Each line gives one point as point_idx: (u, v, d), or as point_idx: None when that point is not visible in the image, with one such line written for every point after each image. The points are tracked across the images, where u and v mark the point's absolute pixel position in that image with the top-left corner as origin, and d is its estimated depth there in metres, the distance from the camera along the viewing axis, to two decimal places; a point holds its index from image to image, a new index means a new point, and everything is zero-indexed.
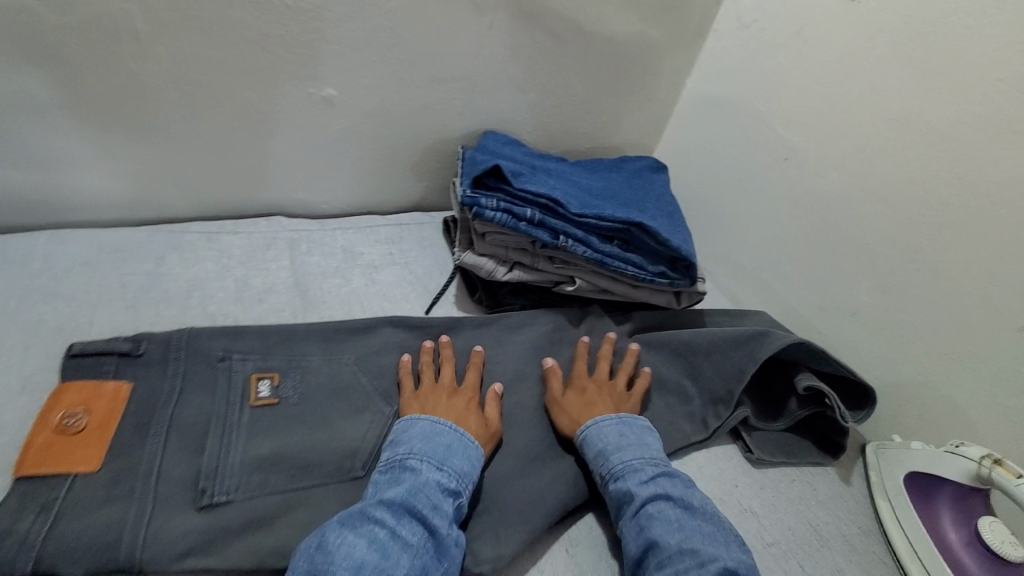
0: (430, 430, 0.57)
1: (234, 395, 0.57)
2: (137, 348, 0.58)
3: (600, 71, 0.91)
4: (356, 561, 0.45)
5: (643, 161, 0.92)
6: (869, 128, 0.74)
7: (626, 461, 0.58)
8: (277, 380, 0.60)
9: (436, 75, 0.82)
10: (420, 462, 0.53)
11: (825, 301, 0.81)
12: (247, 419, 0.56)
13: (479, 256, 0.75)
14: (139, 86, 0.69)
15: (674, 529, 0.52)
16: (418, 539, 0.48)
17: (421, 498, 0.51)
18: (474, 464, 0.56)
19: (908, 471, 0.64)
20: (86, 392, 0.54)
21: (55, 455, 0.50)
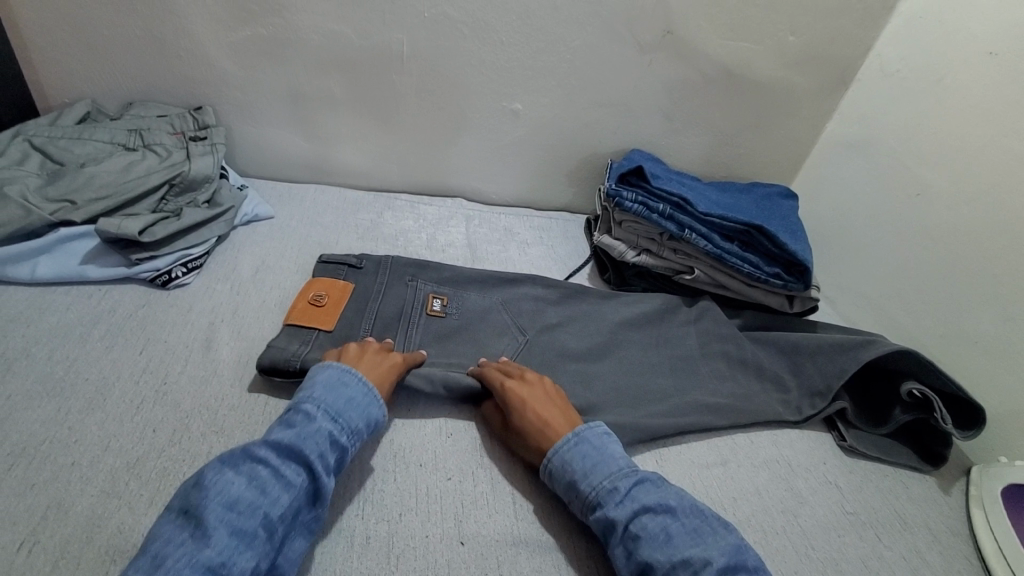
0: (338, 380, 0.59)
1: (416, 306, 0.76)
2: (359, 264, 0.80)
3: (742, 109, 1.05)
4: (230, 498, 0.47)
5: (774, 189, 1.01)
6: (1004, 165, 0.78)
7: (594, 481, 0.56)
8: (446, 301, 0.78)
9: (600, 100, 1.02)
10: (314, 408, 0.56)
11: (947, 330, 0.84)
12: (424, 323, 0.74)
13: (614, 240, 0.91)
14: (393, 92, 0.98)
15: (664, 545, 0.51)
16: (299, 482, 0.51)
17: (309, 442, 0.53)
18: (373, 418, 0.59)
19: (1006, 484, 0.66)
20: (327, 283, 0.75)
21: (306, 317, 0.70)
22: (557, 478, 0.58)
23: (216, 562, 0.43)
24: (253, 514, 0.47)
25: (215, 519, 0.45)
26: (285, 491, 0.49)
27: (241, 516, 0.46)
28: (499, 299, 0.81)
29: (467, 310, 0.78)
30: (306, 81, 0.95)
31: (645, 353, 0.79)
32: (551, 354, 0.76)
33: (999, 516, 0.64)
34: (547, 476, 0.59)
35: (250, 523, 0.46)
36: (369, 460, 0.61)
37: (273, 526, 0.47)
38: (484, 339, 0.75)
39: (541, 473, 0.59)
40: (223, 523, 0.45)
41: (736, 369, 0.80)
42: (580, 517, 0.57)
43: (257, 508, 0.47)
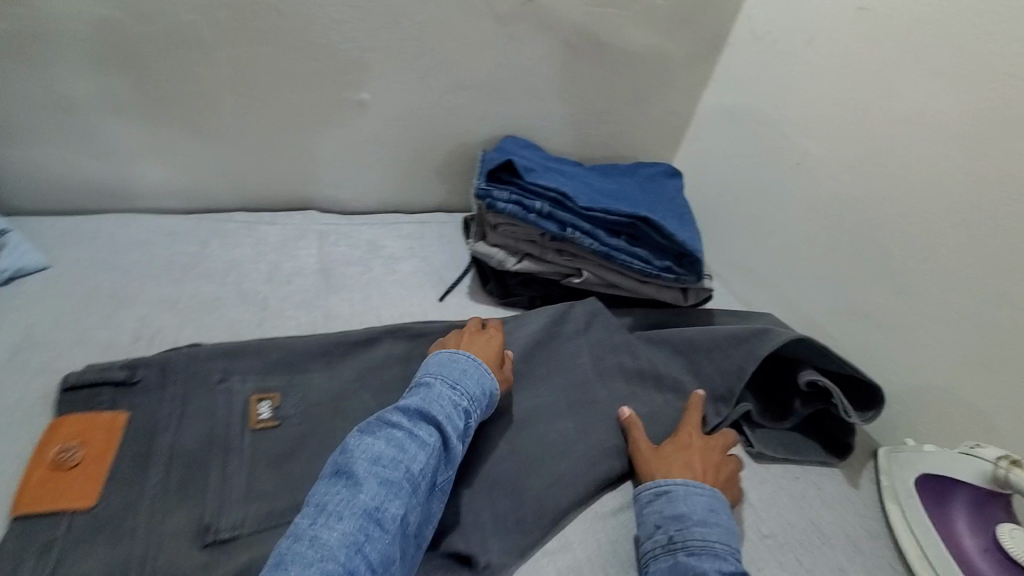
0: (449, 358, 0.62)
1: (233, 419, 0.56)
2: (130, 376, 0.57)
3: (618, 82, 0.95)
4: (374, 455, 0.49)
5: (659, 168, 0.95)
6: (880, 130, 0.74)
7: (710, 538, 0.52)
8: (277, 400, 0.58)
9: (461, 82, 0.88)
10: (434, 380, 0.58)
11: (839, 305, 0.81)
12: (248, 446, 0.54)
13: (491, 247, 0.79)
14: (198, 89, 0.78)
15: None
16: (433, 441, 0.52)
17: (435, 406, 0.55)
18: (485, 387, 0.60)
19: (919, 473, 0.62)
20: (82, 424, 0.53)
21: (51, 492, 0.48)
22: (667, 503, 0.56)
23: (373, 506, 0.46)
24: (397, 468, 0.49)
25: (365, 472, 0.48)
26: (422, 449, 0.51)
27: (388, 470, 0.49)
28: (354, 341, 0.66)
29: (315, 362, 0.63)
30: (72, 84, 0.73)
31: (537, 381, 0.69)
32: None
33: (917, 514, 0.61)
34: (656, 492, 0.57)
35: (395, 475, 0.48)
36: None
37: (416, 479, 0.49)
38: (338, 405, 0.60)
39: (654, 484, 0.57)
40: (373, 476, 0.48)
41: (636, 383, 0.72)
42: (660, 550, 0.53)
43: (399, 462, 0.49)
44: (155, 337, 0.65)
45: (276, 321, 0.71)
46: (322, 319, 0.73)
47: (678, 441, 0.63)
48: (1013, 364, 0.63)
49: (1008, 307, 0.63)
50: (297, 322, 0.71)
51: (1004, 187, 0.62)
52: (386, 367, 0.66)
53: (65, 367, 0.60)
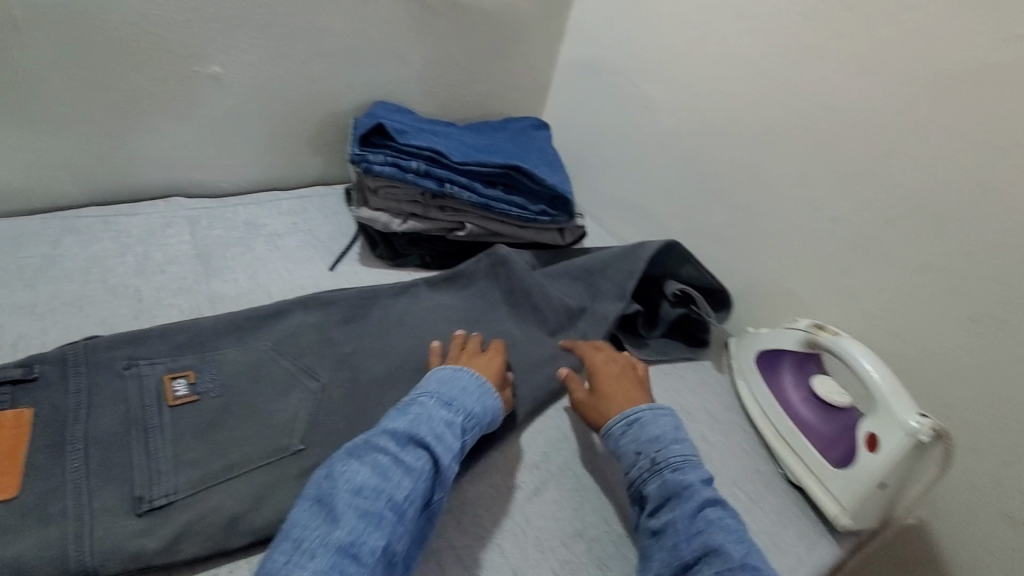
0: (451, 375, 0.60)
1: (150, 400, 0.55)
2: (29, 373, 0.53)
3: (478, 41, 0.99)
4: (357, 484, 0.48)
5: (527, 121, 1.01)
6: (704, 70, 0.85)
7: (685, 454, 0.58)
8: (192, 377, 0.58)
9: (321, 49, 0.87)
10: (427, 399, 0.56)
11: (688, 227, 0.93)
12: (170, 422, 0.54)
13: (374, 211, 0.81)
14: (17, 73, 0.70)
15: (732, 539, 0.52)
16: (420, 465, 0.51)
17: (423, 427, 0.53)
18: (484, 405, 0.59)
19: (757, 351, 0.75)
20: None
21: None
22: (640, 429, 0.60)
23: (349, 541, 0.44)
24: (380, 497, 0.47)
25: (345, 504, 0.46)
26: (408, 475, 0.49)
27: (369, 500, 0.47)
28: (246, 318, 0.66)
29: (206, 342, 0.62)
30: None
31: (435, 330, 0.73)
32: (330, 364, 0.65)
33: (758, 384, 0.73)
34: (625, 423, 0.61)
35: (376, 506, 0.47)
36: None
37: (400, 508, 0.48)
38: (238, 378, 0.60)
39: (624, 415, 0.62)
40: (352, 507, 0.46)
41: (525, 317, 0.79)
42: (646, 473, 0.58)
43: (382, 491, 0.48)
44: (17, 346, 0.60)
45: (155, 311, 0.68)
46: (207, 303, 0.71)
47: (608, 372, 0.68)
48: (816, 254, 0.76)
49: (810, 205, 0.75)
50: (180, 309, 0.69)
51: (794, 109, 0.75)
52: (284, 338, 0.66)
53: None
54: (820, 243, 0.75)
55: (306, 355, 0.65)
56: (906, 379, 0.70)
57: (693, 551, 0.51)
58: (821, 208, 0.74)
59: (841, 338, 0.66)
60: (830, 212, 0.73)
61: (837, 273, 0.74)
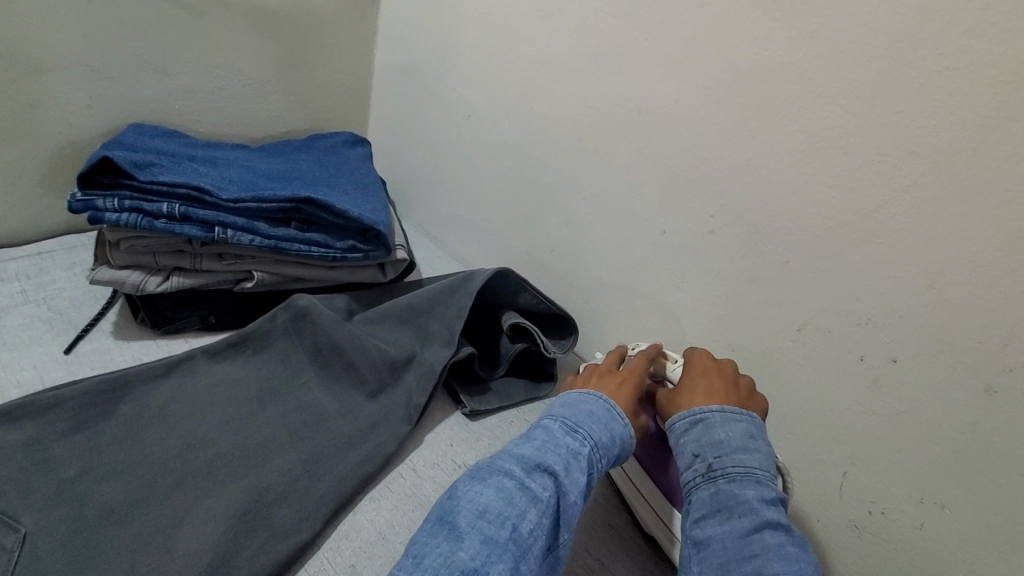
0: (579, 399, 0.54)
1: None
2: None
3: (264, 45, 0.83)
4: (479, 507, 0.43)
5: (338, 138, 0.87)
6: (521, 74, 0.76)
7: (751, 463, 0.48)
8: None
9: (30, 61, 0.66)
10: (551, 423, 0.51)
11: (528, 247, 0.84)
12: None
13: (120, 270, 0.62)
14: None
15: (795, 572, 0.42)
16: (547, 495, 0.44)
17: (553, 453, 0.47)
18: (615, 433, 0.52)
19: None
20: None
21: None
22: (705, 431, 0.51)
23: (471, 568, 0.39)
24: (504, 524, 0.42)
25: (467, 527, 0.41)
26: (534, 504, 0.43)
27: (491, 526, 0.41)
28: None
29: None
30: None
31: (208, 418, 0.57)
32: (39, 499, 0.47)
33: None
34: (692, 420, 0.53)
35: (501, 534, 0.41)
36: None
37: (523, 542, 0.41)
38: None
39: (689, 411, 0.54)
40: (475, 531, 0.41)
41: (337, 381, 0.65)
42: (699, 478, 0.49)
43: (507, 519, 0.42)
44: None
45: None
46: None
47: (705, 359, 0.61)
48: (652, 271, 0.70)
49: (641, 219, 0.69)
50: None
51: (613, 116, 0.69)
52: None
53: None
54: (654, 258, 0.70)
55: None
56: None
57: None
58: (650, 221, 0.69)
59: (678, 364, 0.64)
60: (658, 225, 0.68)
61: (672, 289, 0.69)
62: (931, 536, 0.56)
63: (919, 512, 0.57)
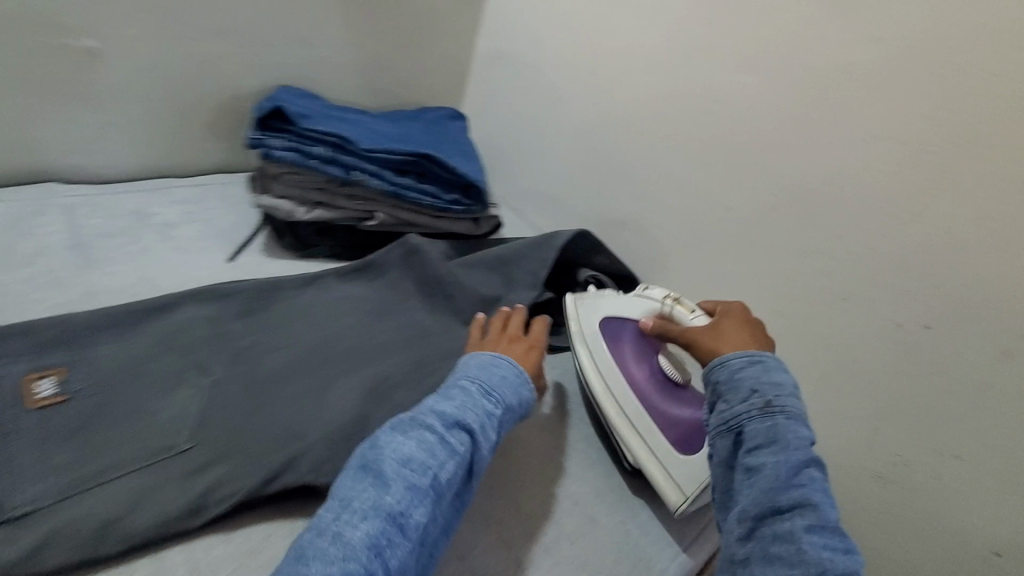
0: (492, 361, 0.61)
1: (5, 402, 0.50)
2: None
3: (389, 27, 0.97)
4: (404, 456, 0.49)
5: (442, 112, 1.00)
6: (609, 65, 0.87)
7: (802, 406, 0.53)
8: (62, 375, 0.54)
9: (215, 27, 0.81)
10: (468, 385, 0.57)
11: (600, 218, 0.95)
12: (31, 424, 0.50)
13: (277, 199, 0.77)
14: None
15: (829, 500, 0.48)
16: (463, 450, 0.51)
17: (469, 413, 0.54)
18: (523, 398, 0.60)
19: (608, 320, 0.75)
20: None
21: None
22: (764, 371, 0.55)
23: (398, 510, 0.46)
24: (425, 472, 0.48)
25: (393, 474, 0.47)
26: (452, 457, 0.50)
27: (414, 474, 0.48)
28: (129, 314, 0.60)
29: (89, 338, 0.57)
30: None
31: (341, 321, 0.71)
32: (223, 358, 0.61)
33: (604, 351, 0.73)
34: (750, 360, 0.56)
35: (422, 481, 0.48)
36: None
37: (441, 488, 0.49)
38: (126, 376, 0.56)
39: (750, 352, 0.56)
40: (401, 478, 0.47)
41: (439, 308, 0.77)
42: (756, 411, 0.52)
43: (428, 468, 0.49)
44: None
45: (19, 305, 0.62)
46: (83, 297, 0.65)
47: (738, 314, 0.63)
48: (713, 242, 0.80)
49: (707, 196, 0.80)
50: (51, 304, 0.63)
51: (691, 104, 0.79)
52: (174, 334, 0.61)
53: None
54: (716, 231, 0.80)
55: (197, 350, 0.61)
56: (791, 354, 0.76)
57: (789, 502, 0.47)
58: (716, 198, 0.79)
59: (696, 313, 0.67)
60: (723, 201, 0.78)
61: (730, 259, 0.79)
62: (945, 484, 0.65)
63: (937, 463, 0.65)
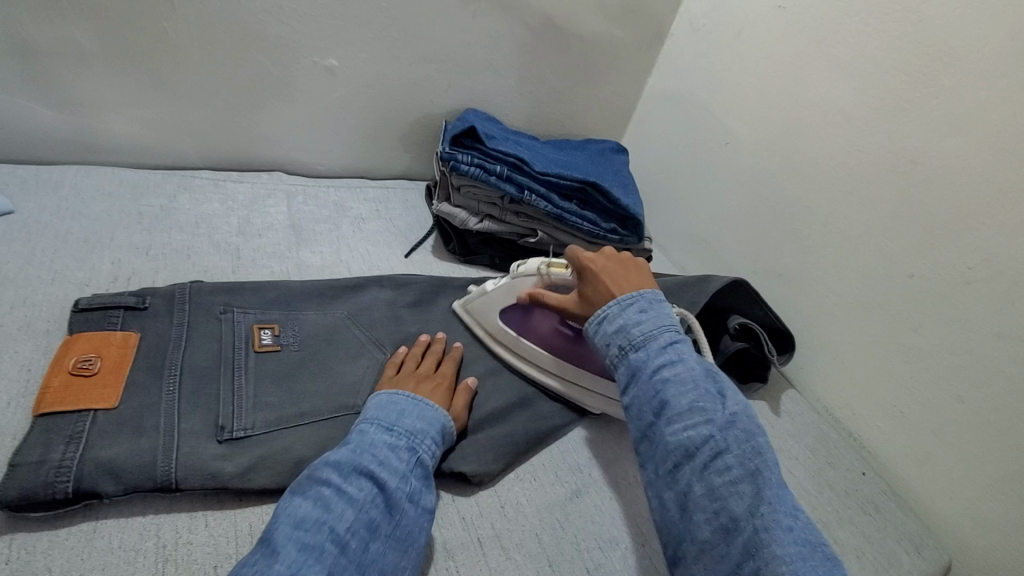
0: (388, 399, 0.57)
1: (237, 343, 0.61)
2: (142, 303, 0.60)
3: (571, 63, 1.03)
4: (298, 517, 0.44)
5: (606, 144, 1.04)
6: (789, 114, 0.86)
7: (648, 327, 0.54)
8: (277, 329, 0.63)
9: (426, 54, 0.92)
10: (366, 427, 0.53)
11: (756, 266, 0.93)
12: (254, 365, 0.59)
13: (454, 207, 0.86)
14: (165, 46, 0.78)
15: (689, 392, 0.49)
16: (365, 494, 0.47)
17: (367, 455, 0.50)
18: (430, 424, 0.56)
19: (496, 313, 0.72)
20: (96, 340, 0.55)
21: (72, 394, 0.51)
22: (608, 321, 0.56)
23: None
24: (321, 529, 0.44)
25: (284, 538, 0.43)
26: (351, 505, 0.46)
27: (308, 534, 0.43)
28: (332, 289, 0.71)
29: (299, 303, 0.68)
30: (31, 31, 0.71)
31: None
32: (397, 339, 0.69)
33: (512, 340, 0.71)
34: (597, 320, 0.57)
35: (318, 538, 0.43)
36: (172, 504, 0.50)
37: (343, 541, 0.44)
38: (325, 340, 0.65)
39: (594, 314, 0.58)
40: (292, 540, 0.43)
41: None
42: (615, 358, 0.55)
43: (324, 524, 0.44)
44: (133, 278, 0.68)
45: (250, 268, 0.75)
46: (295, 269, 0.77)
47: (602, 267, 0.62)
48: (887, 309, 0.74)
49: (888, 259, 0.74)
50: (271, 270, 0.76)
51: (882, 163, 0.75)
52: (362, 312, 0.70)
53: (50, 306, 0.62)
54: (895, 299, 0.74)
55: (379, 330, 0.69)
56: (972, 448, 0.67)
57: (650, 412, 0.50)
58: (898, 263, 0.73)
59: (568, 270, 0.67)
60: (907, 267, 0.72)
61: (908, 330, 0.72)
62: None
63: None
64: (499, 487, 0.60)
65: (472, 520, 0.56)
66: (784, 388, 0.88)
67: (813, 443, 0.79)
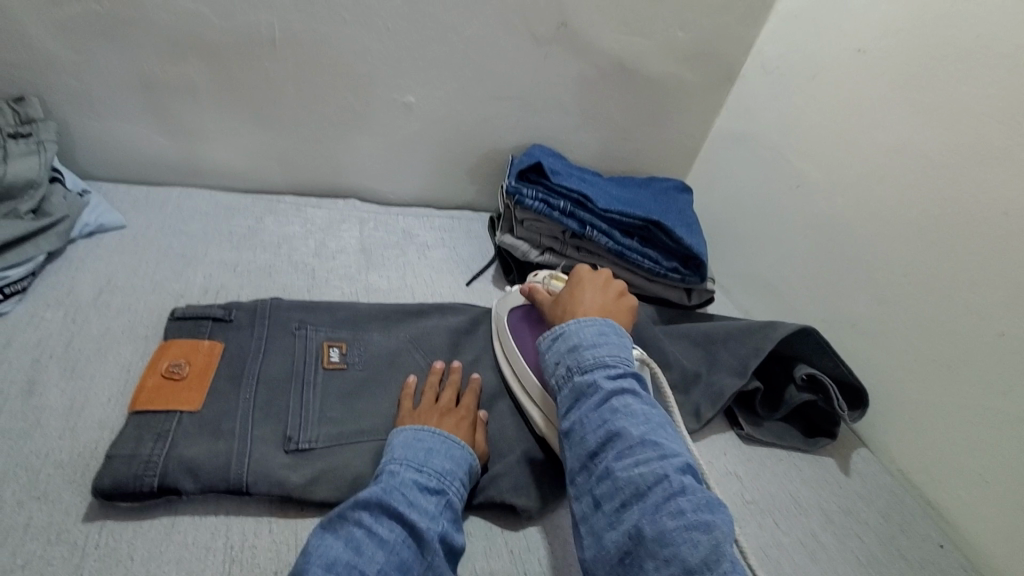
0: (413, 436, 0.55)
1: (308, 358, 0.64)
2: (228, 315, 0.66)
3: (638, 103, 1.05)
4: (329, 560, 0.44)
5: (670, 183, 1.04)
6: (868, 159, 0.83)
7: (601, 354, 0.58)
8: (345, 348, 0.67)
9: (498, 93, 0.97)
10: (394, 467, 0.52)
11: (826, 314, 0.89)
12: (322, 381, 0.63)
13: (517, 239, 0.88)
14: (263, 81, 0.86)
15: (637, 424, 0.52)
16: (396, 537, 0.46)
17: (396, 495, 0.49)
18: (459, 462, 0.55)
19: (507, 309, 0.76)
20: (187, 347, 0.60)
21: (162, 396, 0.55)
22: (562, 341, 0.61)
23: None
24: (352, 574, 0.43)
25: None
26: (381, 548, 0.45)
27: None
28: (397, 313, 0.74)
29: (367, 325, 0.71)
30: (155, 69, 0.81)
31: None
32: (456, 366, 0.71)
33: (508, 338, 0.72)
34: (554, 336, 0.62)
35: None
36: (242, 506, 0.53)
37: None
38: (386, 361, 0.68)
39: (551, 331, 0.62)
40: None
41: None
42: (562, 379, 0.58)
43: (355, 568, 0.44)
44: (221, 292, 0.74)
45: (323, 288, 0.80)
46: (364, 291, 0.81)
47: (589, 279, 0.71)
48: (976, 369, 0.69)
49: (978, 315, 0.69)
50: (342, 291, 0.80)
51: (971, 213, 0.70)
52: (423, 336, 0.73)
53: (150, 313, 0.69)
54: (984, 359, 0.68)
55: (438, 354, 0.71)
56: None
57: (596, 440, 0.52)
58: (990, 320, 0.68)
59: None
60: (999, 325, 0.67)
61: (999, 393, 0.66)
62: None
63: None
64: (549, 523, 0.60)
65: (521, 555, 0.56)
66: (855, 446, 0.82)
67: (886, 508, 0.73)
